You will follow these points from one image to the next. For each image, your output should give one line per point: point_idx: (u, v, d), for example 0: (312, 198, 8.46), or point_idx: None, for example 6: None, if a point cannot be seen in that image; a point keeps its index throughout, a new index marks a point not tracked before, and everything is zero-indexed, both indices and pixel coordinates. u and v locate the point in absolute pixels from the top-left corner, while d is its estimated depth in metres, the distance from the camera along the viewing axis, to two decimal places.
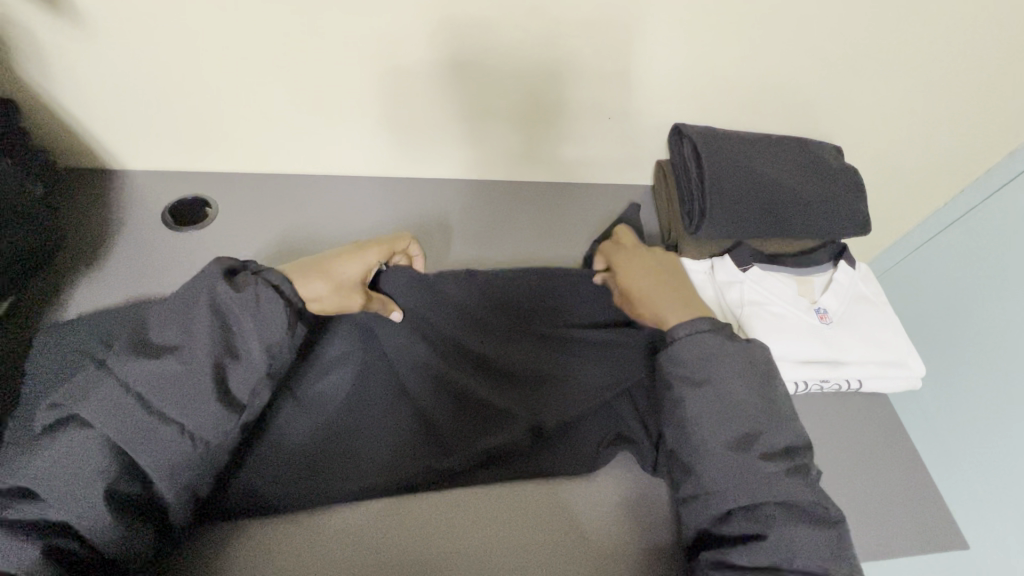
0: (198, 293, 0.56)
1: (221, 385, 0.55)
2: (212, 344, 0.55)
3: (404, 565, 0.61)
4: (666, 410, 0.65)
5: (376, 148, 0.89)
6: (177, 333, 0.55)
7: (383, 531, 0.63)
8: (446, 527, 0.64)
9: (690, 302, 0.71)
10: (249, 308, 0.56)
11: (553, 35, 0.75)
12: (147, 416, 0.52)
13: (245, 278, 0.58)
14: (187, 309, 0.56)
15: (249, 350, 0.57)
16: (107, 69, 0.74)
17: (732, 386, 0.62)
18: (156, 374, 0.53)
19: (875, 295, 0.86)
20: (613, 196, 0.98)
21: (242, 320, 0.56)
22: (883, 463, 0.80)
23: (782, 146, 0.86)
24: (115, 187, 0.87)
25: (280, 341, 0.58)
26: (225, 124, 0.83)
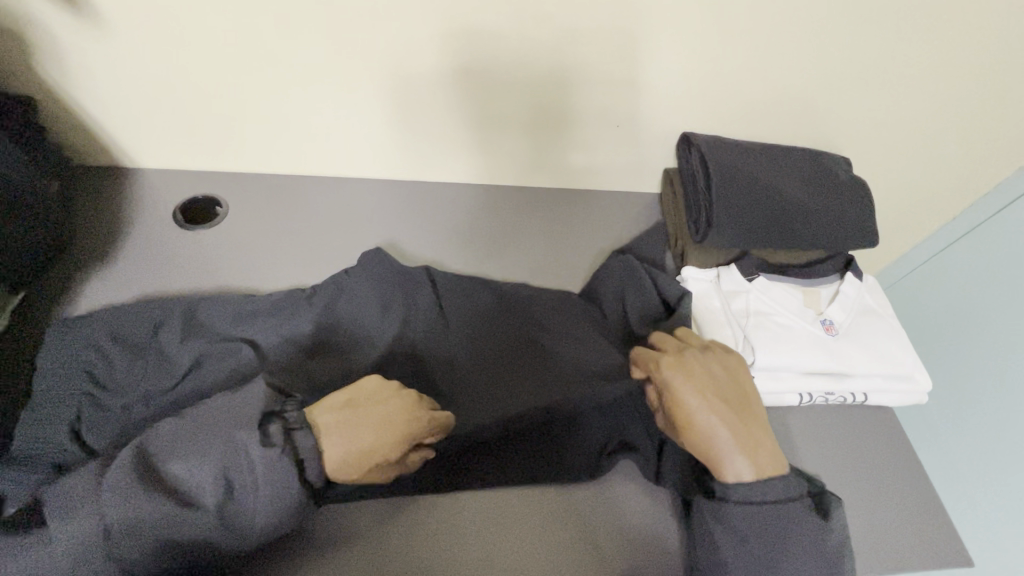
0: (226, 435, 0.53)
1: (201, 540, 0.51)
2: (214, 505, 0.51)
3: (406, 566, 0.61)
4: (704, 549, 0.61)
5: (386, 151, 0.90)
6: (187, 469, 0.51)
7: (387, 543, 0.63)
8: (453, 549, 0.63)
9: (762, 445, 0.61)
10: (260, 482, 0.52)
11: (563, 43, 0.76)
12: (110, 553, 0.48)
13: (273, 442, 0.53)
14: (205, 447, 0.52)
15: (244, 520, 0.52)
16: (123, 69, 0.75)
17: (788, 550, 0.57)
18: (145, 519, 0.49)
19: (882, 307, 0.85)
20: (620, 202, 0.99)
21: (249, 484, 0.52)
22: (888, 477, 0.79)
23: (791, 157, 0.86)
24: (128, 186, 0.88)
25: (277, 523, 0.53)
26: (238, 125, 0.84)
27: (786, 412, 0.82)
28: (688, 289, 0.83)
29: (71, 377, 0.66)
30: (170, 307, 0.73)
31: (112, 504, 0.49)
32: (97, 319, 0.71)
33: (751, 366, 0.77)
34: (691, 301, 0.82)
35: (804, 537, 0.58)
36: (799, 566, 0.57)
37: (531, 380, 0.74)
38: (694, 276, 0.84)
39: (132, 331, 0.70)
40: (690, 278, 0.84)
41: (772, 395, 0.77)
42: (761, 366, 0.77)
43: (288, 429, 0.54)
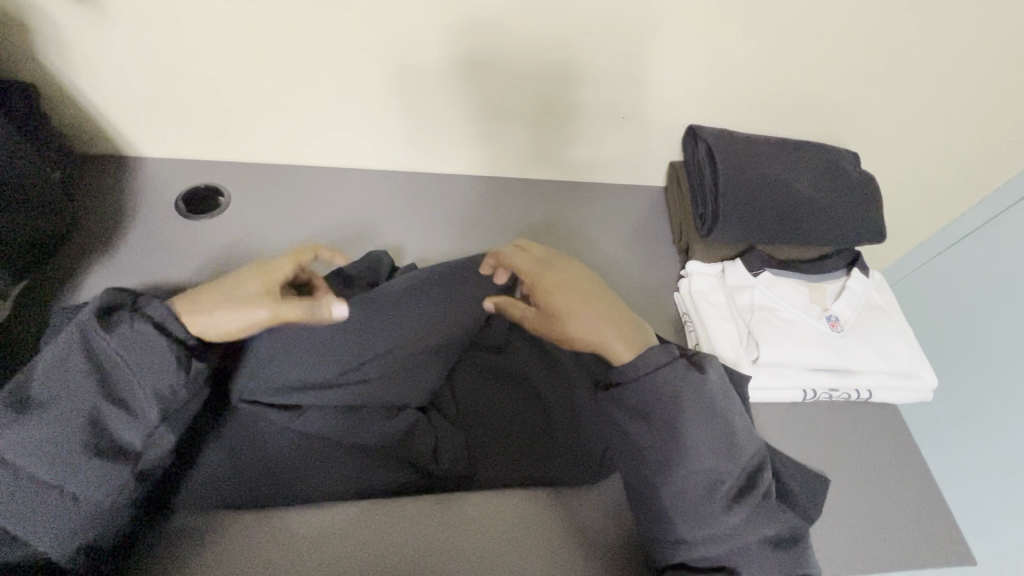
0: (70, 335, 0.51)
1: (101, 435, 0.50)
2: (94, 397, 0.50)
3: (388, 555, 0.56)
4: (616, 451, 0.57)
5: (386, 141, 0.89)
6: (51, 384, 0.50)
7: (366, 524, 0.58)
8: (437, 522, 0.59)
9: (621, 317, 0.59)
10: (128, 356, 0.51)
11: (565, 34, 0.75)
12: (28, 481, 0.49)
13: (117, 314, 0.52)
14: (62, 358, 0.50)
15: (136, 395, 0.52)
16: (125, 57, 0.74)
17: (690, 430, 0.53)
18: (35, 440, 0.48)
19: (889, 304, 0.84)
20: (624, 196, 0.98)
21: (121, 363, 0.51)
22: (890, 474, 0.79)
23: (799, 151, 0.85)
24: (129, 174, 0.87)
25: (170, 381, 0.52)
26: (239, 115, 0.83)
27: (789, 408, 0.81)
28: (691, 284, 0.83)
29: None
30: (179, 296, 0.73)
31: (2, 440, 0.48)
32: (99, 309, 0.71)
33: (754, 362, 0.76)
34: (695, 297, 0.82)
35: (691, 396, 0.54)
36: (708, 444, 0.53)
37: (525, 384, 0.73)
38: (698, 271, 0.84)
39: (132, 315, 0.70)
40: (693, 274, 0.85)
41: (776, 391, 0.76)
42: (765, 362, 0.76)
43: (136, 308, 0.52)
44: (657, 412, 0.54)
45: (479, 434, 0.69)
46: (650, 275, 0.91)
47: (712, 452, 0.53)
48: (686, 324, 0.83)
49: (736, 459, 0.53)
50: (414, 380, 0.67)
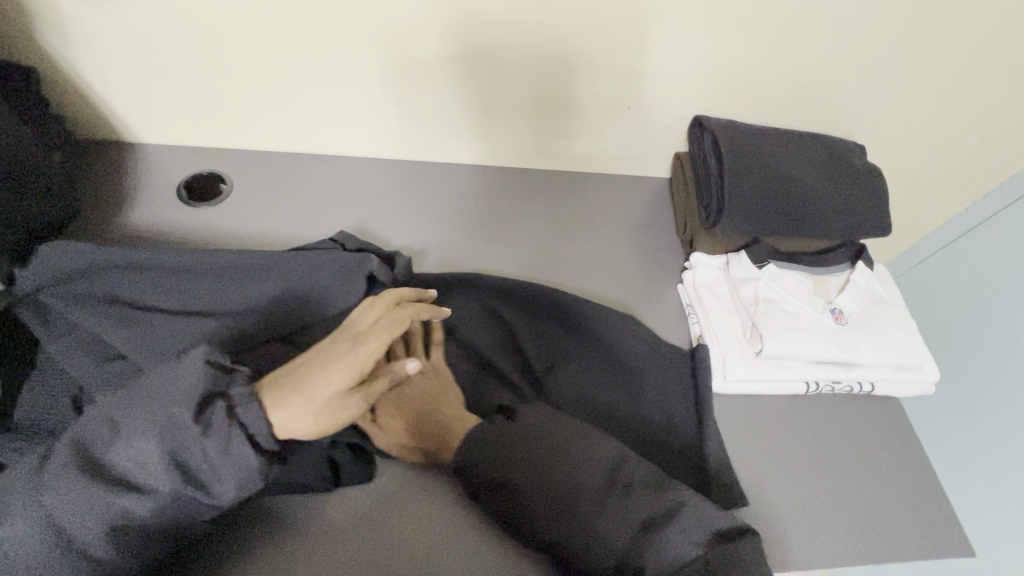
0: (148, 409, 0.48)
1: (159, 505, 0.48)
2: (171, 475, 0.48)
3: (389, 543, 0.64)
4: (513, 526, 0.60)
5: (388, 131, 0.88)
6: (110, 449, 0.48)
7: (375, 514, 0.66)
8: (434, 515, 0.66)
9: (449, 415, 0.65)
10: (213, 455, 0.48)
11: (569, 23, 0.74)
12: (58, 536, 0.47)
13: (217, 415, 0.48)
14: (142, 425, 0.48)
15: (213, 481, 0.49)
16: (126, 43, 0.73)
17: (545, 470, 0.57)
18: (70, 502, 0.46)
19: (892, 298, 0.84)
20: (629, 187, 0.97)
21: (221, 455, 0.48)
22: (889, 466, 0.80)
23: (805, 142, 0.85)
24: (131, 160, 0.87)
25: (243, 481, 0.49)
26: (241, 102, 0.82)
27: (791, 400, 0.81)
28: (696, 275, 0.84)
29: (88, 343, 0.60)
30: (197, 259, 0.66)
31: (54, 494, 0.46)
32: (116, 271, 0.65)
33: (756, 355, 0.76)
34: (699, 288, 0.82)
35: (557, 443, 0.59)
36: (574, 489, 0.56)
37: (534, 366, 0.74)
38: (703, 262, 0.85)
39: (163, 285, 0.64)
40: (698, 265, 0.85)
41: (778, 384, 0.76)
42: (769, 356, 0.76)
43: (230, 413, 0.49)
44: (532, 468, 0.58)
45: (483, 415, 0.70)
46: (654, 267, 0.90)
47: (584, 488, 0.56)
48: (689, 317, 0.83)
49: (609, 495, 0.56)
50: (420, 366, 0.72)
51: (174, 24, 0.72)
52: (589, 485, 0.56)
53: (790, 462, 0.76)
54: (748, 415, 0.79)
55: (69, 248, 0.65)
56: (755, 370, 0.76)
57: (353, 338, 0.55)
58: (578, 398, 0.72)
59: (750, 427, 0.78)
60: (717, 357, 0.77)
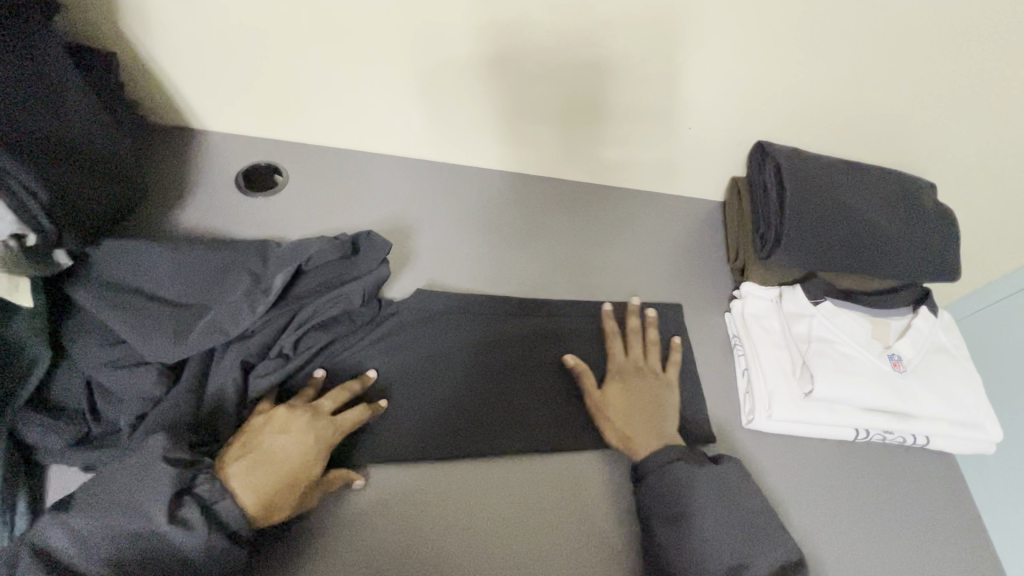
0: (119, 500, 0.53)
1: None
2: (137, 559, 0.51)
3: (416, 525, 0.65)
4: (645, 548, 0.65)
5: (445, 135, 0.88)
6: (84, 533, 0.51)
7: (398, 495, 0.66)
8: (464, 500, 0.67)
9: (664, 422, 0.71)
10: (183, 545, 0.52)
11: (641, 38, 0.73)
12: None
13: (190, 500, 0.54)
14: (112, 517, 0.52)
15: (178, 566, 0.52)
16: (206, 35, 0.76)
17: (688, 507, 0.63)
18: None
19: (956, 347, 0.79)
20: (680, 209, 0.95)
21: (196, 541, 0.53)
22: (930, 508, 0.76)
23: (873, 178, 0.81)
24: (193, 147, 0.89)
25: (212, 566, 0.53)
26: (305, 97, 0.84)
27: (837, 446, 0.77)
28: (745, 306, 0.81)
29: (139, 320, 0.63)
30: (248, 251, 0.70)
31: None
32: (170, 260, 0.68)
33: (806, 396, 0.73)
34: (748, 319, 0.80)
35: (705, 485, 0.64)
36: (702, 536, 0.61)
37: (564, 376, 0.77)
38: (753, 293, 0.82)
39: (214, 279, 0.68)
40: (748, 295, 0.82)
41: (825, 427, 0.73)
42: (818, 398, 0.72)
43: (207, 506, 0.55)
44: (678, 499, 0.64)
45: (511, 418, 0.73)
46: (698, 293, 0.88)
47: (733, 529, 0.62)
48: (736, 348, 0.80)
49: (762, 549, 0.61)
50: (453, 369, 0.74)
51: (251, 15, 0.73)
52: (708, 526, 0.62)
53: (828, 510, 0.73)
54: (789, 457, 0.75)
55: (130, 249, 0.67)
56: (804, 411, 0.72)
57: (313, 413, 0.64)
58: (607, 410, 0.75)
59: (789, 471, 0.74)
60: (763, 394, 0.74)
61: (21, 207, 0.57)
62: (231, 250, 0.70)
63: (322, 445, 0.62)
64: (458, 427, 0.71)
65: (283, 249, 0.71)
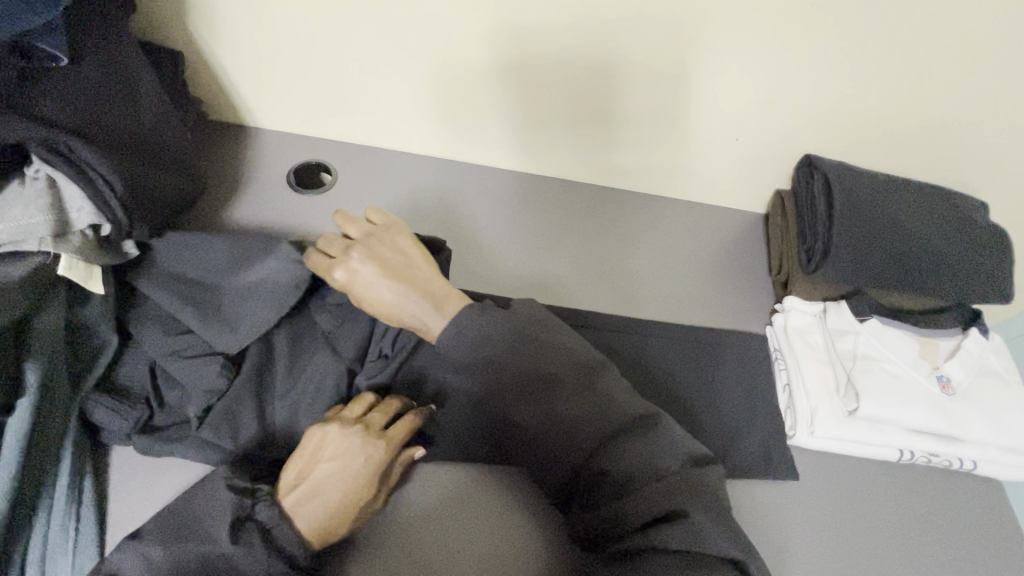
0: (188, 522, 0.55)
1: None
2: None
3: (474, 532, 0.64)
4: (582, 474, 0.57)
5: (490, 138, 0.90)
6: (154, 556, 0.53)
7: (455, 496, 0.66)
8: (523, 507, 0.66)
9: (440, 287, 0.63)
10: (245, 569, 0.53)
11: (690, 47, 0.74)
12: None
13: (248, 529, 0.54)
14: (180, 540, 0.54)
15: None
16: (268, 36, 0.78)
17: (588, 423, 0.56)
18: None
19: (1008, 371, 0.77)
20: (723, 219, 0.94)
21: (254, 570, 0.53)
22: (982, 541, 0.73)
23: (924, 195, 0.79)
24: (246, 143, 0.91)
25: None
26: (357, 98, 0.86)
27: (880, 468, 0.76)
28: (788, 320, 0.80)
29: (198, 307, 0.66)
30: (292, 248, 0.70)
31: None
32: (225, 248, 0.70)
33: (850, 414, 0.72)
34: (791, 333, 0.79)
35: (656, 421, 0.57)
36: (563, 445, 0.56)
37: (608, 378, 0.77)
38: (797, 307, 0.81)
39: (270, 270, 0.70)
40: (791, 309, 0.81)
41: (869, 447, 0.72)
42: (863, 416, 0.71)
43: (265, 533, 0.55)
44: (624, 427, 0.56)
45: None
46: (741, 306, 0.87)
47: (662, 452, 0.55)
48: (776, 363, 0.79)
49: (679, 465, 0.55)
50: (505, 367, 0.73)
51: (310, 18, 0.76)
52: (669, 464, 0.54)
53: (872, 536, 0.71)
54: (831, 477, 0.74)
55: (189, 239, 0.70)
56: (847, 429, 0.72)
57: (363, 430, 0.61)
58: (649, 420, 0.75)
59: (831, 491, 0.74)
60: (804, 409, 0.74)
61: (100, 198, 0.58)
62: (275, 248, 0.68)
63: (370, 463, 0.60)
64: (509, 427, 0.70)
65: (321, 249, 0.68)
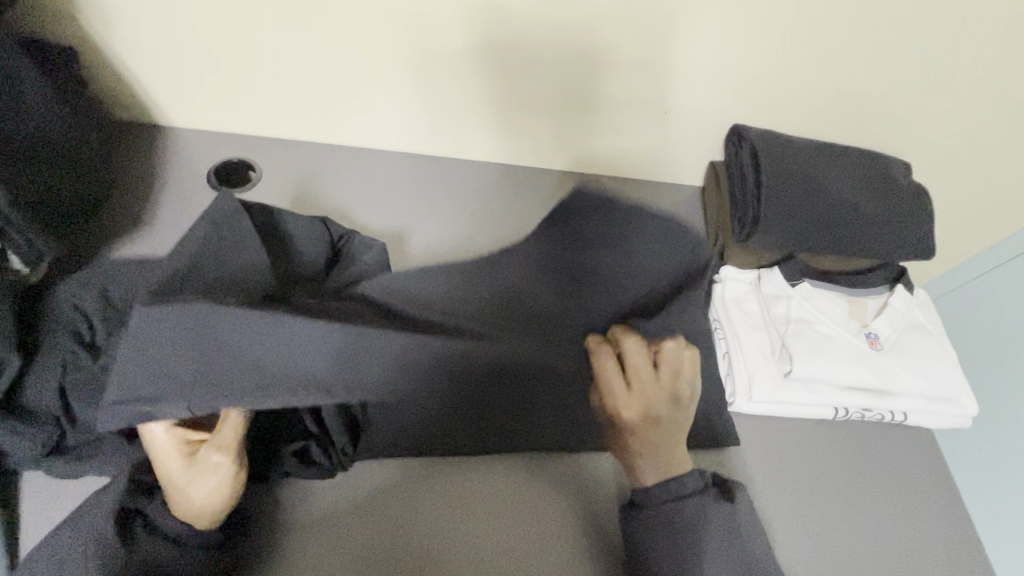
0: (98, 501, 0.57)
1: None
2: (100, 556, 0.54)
3: (415, 532, 0.65)
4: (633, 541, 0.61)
5: (424, 126, 0.88)
6: (78, 532, 0.56)
7: (390, 492, 0.67)
8: (466, 498, 0.68)
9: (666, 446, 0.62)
10: (143, 553, 0.53)
11: (615, 21, 0.72)
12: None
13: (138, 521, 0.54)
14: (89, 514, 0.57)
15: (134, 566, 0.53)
16: (171, 30, 0.74)
17: (700, 534, 0.58)
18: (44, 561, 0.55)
19: (932, 324, 0.80)
20: (661, 194, 0.95)
21: (149, 549, 0.53)
22: (916, 488, 0.76)
23: (848, 157, 0.81)
24: (162, 143, 0.87)
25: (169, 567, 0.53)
26: (275, 90, 0.82)
27: (818, 425, 0.78)
28: (726, 290, 0.80)
29: (117, 321, 0.67)
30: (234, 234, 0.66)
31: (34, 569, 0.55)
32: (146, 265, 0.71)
33: (785, 376, 0.73)
34: (729, 303, 0.79)
35: (716, 520, 0.59)
36: (681, 554, 0.58)
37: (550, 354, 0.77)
38: (733, 276, 0.81)
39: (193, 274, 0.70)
40: (728, 278, 0.81)
41: (806, 407, 0.73)
42: (797, 377, 0.73)
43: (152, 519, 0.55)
44: (684, 521, 0.59)
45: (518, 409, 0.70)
46: None
47: (720, 543, 0.58)
48: (715, 332, 0.80)
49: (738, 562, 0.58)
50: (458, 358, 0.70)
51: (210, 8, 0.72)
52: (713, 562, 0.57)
53: (812, 493, 0.73)
54: (772, 438, 0.76)
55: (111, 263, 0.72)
56: (784, 391, 0.73)
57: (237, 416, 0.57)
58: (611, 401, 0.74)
59: (774, 452, 0.75)
60: (743, 376, 0.75)
61: None
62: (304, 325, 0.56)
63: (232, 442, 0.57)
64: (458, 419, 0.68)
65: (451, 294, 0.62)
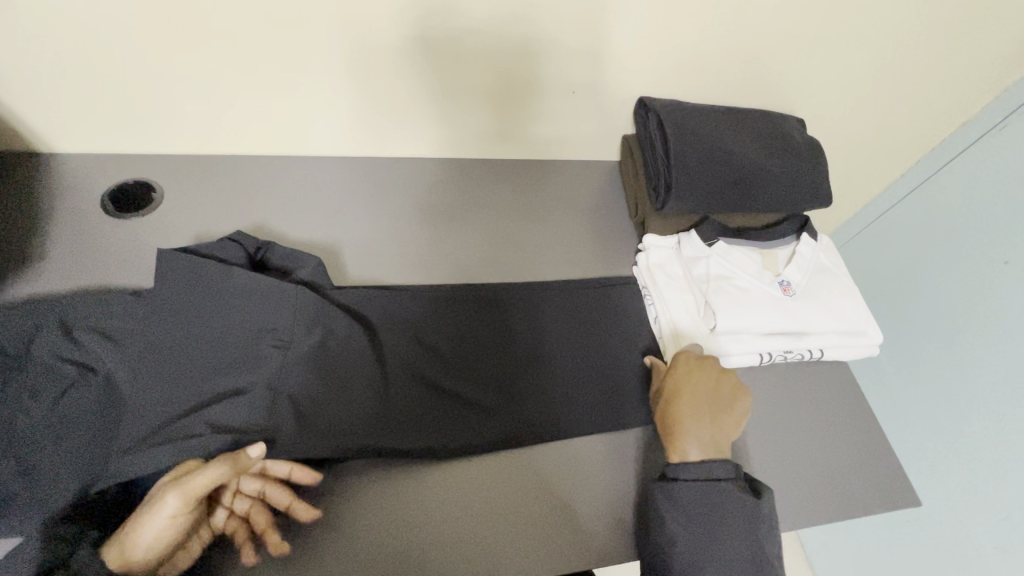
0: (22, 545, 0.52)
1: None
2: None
3: (371, 546, 0.62)
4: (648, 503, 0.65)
5: (342, 129, 0.86)
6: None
7: (333, 509, 0.63)
8: (417, 503, 0.65)
9: (714, 428, 0.68)
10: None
11: (523, 13, 0.72)
12: None
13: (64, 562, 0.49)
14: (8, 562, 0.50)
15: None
16: (32, 55, 0.67)
17: (718, 493, 0.62)
18: None
19: (836, 265, 0.87)
20: (581, 172, 0.97)
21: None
22: (840, 416, 0.83)
23: (744, 119, 0.86)
24: (44, 173, 0.80)
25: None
26: (167, 106, 0.77)
27: (747, 372, 0.83)
28: (649, 257, 0.84)
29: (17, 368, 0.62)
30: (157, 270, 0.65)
31: None
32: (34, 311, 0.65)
33: (712, 331, 0.77)
34: (653, 269, 0.83)
35: (732, 489, 0.62)
36: (701, 508, 0.61)
37: (495, 340, 0.77)
38: (655, 243, 0.84)
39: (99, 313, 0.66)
40: (651, 246, 0.85)
41: (733, 357, 0.77)
42: (722, 331, 0.77)
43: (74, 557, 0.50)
44: (701, 488, 0.62)
45: (452, 407, 0.71)
46: (607, 252, 0.90)
47: (735, 515, 0.61)
48: (645, 298, 0.83)
49: (749, 539, 0.60)
50: (389, 360, 0.72)
51: (62, 24, 0.65)
52: (725, 536, 0.60)
53: (752, 435, 0.78)
54: None
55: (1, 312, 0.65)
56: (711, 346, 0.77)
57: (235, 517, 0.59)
58: (552, 391, 0.74)
59: None
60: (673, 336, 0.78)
61: None
62: (19, 379, 0.62)
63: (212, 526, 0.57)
64: (386, 418, 0.67)
65: (49, 313, 0.65)
